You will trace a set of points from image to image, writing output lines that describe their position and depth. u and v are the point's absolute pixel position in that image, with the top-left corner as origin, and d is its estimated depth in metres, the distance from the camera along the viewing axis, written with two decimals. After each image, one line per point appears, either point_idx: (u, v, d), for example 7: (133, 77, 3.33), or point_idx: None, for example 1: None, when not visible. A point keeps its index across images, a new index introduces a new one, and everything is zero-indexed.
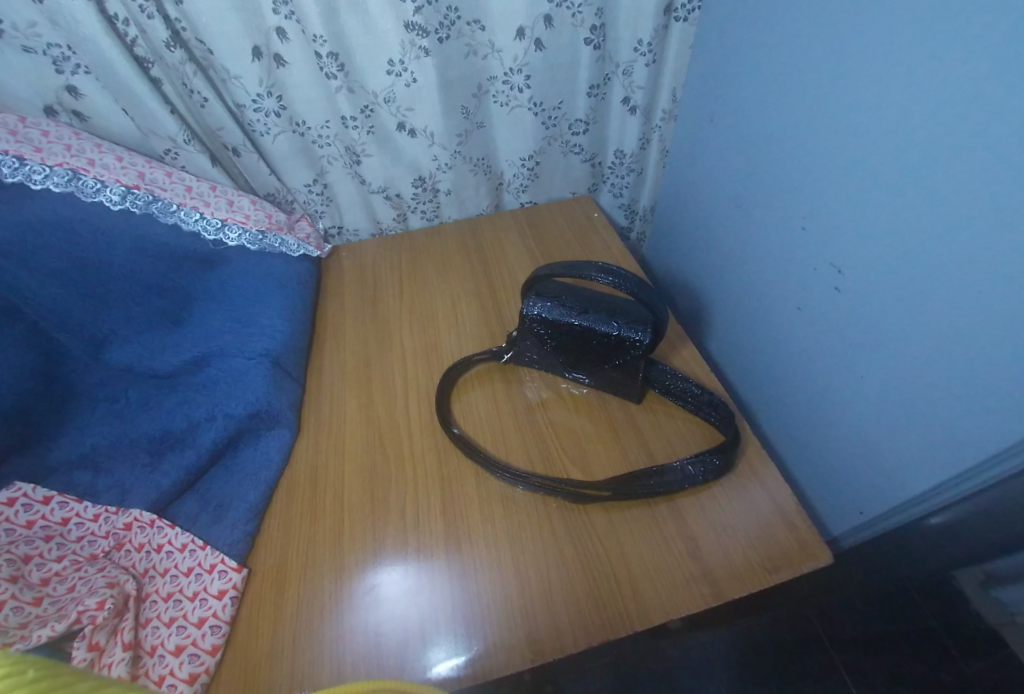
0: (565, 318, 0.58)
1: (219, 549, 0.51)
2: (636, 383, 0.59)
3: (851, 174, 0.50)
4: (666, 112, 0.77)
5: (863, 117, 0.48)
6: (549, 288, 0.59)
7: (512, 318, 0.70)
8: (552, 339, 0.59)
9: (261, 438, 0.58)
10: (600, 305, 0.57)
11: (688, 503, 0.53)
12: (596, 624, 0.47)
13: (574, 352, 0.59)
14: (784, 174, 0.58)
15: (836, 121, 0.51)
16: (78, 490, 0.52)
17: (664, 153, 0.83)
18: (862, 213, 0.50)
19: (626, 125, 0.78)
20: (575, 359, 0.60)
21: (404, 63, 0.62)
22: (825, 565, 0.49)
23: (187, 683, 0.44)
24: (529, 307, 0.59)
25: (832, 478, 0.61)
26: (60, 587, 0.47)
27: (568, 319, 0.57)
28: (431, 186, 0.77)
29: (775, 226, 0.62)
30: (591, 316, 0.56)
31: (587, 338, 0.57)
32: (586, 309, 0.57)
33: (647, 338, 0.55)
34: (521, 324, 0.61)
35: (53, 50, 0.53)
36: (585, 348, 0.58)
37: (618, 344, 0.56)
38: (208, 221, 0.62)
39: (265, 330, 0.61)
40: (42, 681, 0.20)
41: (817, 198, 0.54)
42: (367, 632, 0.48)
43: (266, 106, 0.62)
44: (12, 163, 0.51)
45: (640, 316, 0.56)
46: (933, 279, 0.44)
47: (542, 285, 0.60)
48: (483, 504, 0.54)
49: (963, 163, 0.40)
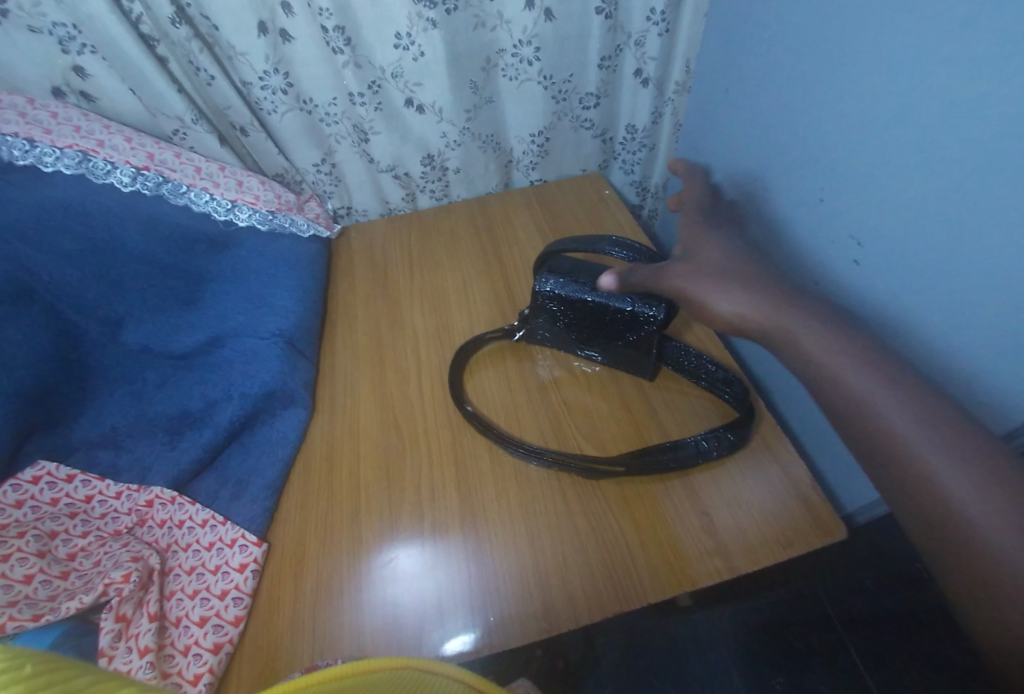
0: (579, 293, 0.57)
1: (239, 524, 0.52)
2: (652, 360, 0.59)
3: (871, 144, 0.48)
4: (680, 84, 0.75)
5: (884, 83, 0.46)
6: (563, 264, 0.59)
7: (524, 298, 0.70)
8: (566, 315, 0.59)
9: (276, 417, 0.59)
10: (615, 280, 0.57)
11: (702, 478, 0.53)
12: (610, 596, 0.47)
13: (588, 328, 0.59)
14: (801, 146, 0.57)
15: (855, 90, 0.49)
16: (101, 468, 0.53)
17: (677, 126, 0.81)
18: (881, 185, 0.48)
19: (638, 98, 0.76)
20: (589, 334, 0.60)
21: (412, 36, 0.61)
22: (840, 540, 0.49)
23: (211, 653, 0.45)
24: (542, 282, 0.58)
25: (846, 456, 0.61)
26: (87, 562, 0.48)
27: (582, 295, 0.57)
28: (440, 164, 0.76)
29: (791, 201, 0.60)
30: (605, 292, 0.56)
31: (601, 314, 0.57)
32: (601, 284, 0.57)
33: (662, 314, 0.54)
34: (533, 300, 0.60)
35: (59, 30, 0.52)
36: (599, 324, 0.58)
37: (633, 320, 0.56)
38: (219, 202, 0.62)
39: (278, 311, 0.61)
40: (36, 677, 0.21)
41: (835, 171, 0.53)
42: (385, 605, 0.49)
43: (273, 84, 0.61)
44: (23, 146, 0.52)
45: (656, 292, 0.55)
46: (955, 252, 0.43)
47: (555, 261, 0.59)
48: (497, 481, 0.55)
49: (984, 133, 0.39)
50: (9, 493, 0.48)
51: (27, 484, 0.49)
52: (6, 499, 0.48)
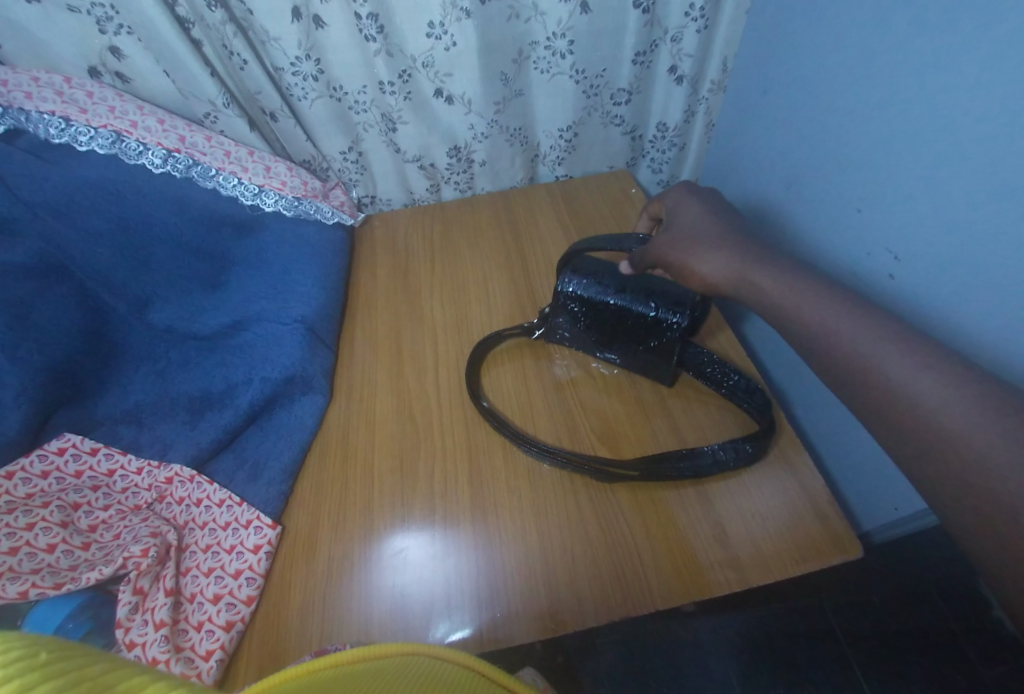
0: (601, 295, 0.57)
1: (255, 506, 0.53)
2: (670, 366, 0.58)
3: (915, 153, 0.46)
4: (715, 83, 0.73)
5: (930, 93, 0.44)
6: (587, 265, 0.58)
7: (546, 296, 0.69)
8: (586, 317, 0.59)
9: (295, 402, 0.60)
10: (639, 285, 0.56)
11: (716, 488, 0.53)
12: (618, 599, 0.47)
13: (608, 331, 0.58)
14: (839, 153, 0.55)
15: (899, 98, 0.47)
16: (124, 443, 0.54)
17: (710, 125, 0.79)
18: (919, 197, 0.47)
19: (671, 96, 0.75)
20: (608, 337, 0.59)
21: (445, 25, 0.60)
22: (855, 559, 0.48)
23: (224, 630, 0.46)
24: (565, 282, 0.58)
25: (868, 472, 0.59)
26: (107, 534, 0.50)
27: (605, 296, 0.57)
28: (466, 156, 0.76)
29: (823, 209, 0.59)
30: (628, 295, 0.56)
31: (622, 317, 0.56)
32: (623, 287, 0.56)
33: (685, 321, 0.54)
34: (556, 299, 0.60)
35: (97, 10, 0.53)
36: (619, 327, 0.57)
37: (655, 326, 0.55)
38: (246, 187, 0.62)
39: (300, 297, 0.62)
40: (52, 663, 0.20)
41: (874, 181, 0.51)
42: (394, 593, 0.49)
43: (304, 70, 0.61)
44: (59, 124, 0.53)
45: (679, 300, 0.54)
46: (998, 269, 0.41)
47: (580, 262, 0.59)
48: (510, 477, 0.55)
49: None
50: (36, 463, 0.50)
51: (52, 454, 0.51)
52: (33, 469, 0.50)
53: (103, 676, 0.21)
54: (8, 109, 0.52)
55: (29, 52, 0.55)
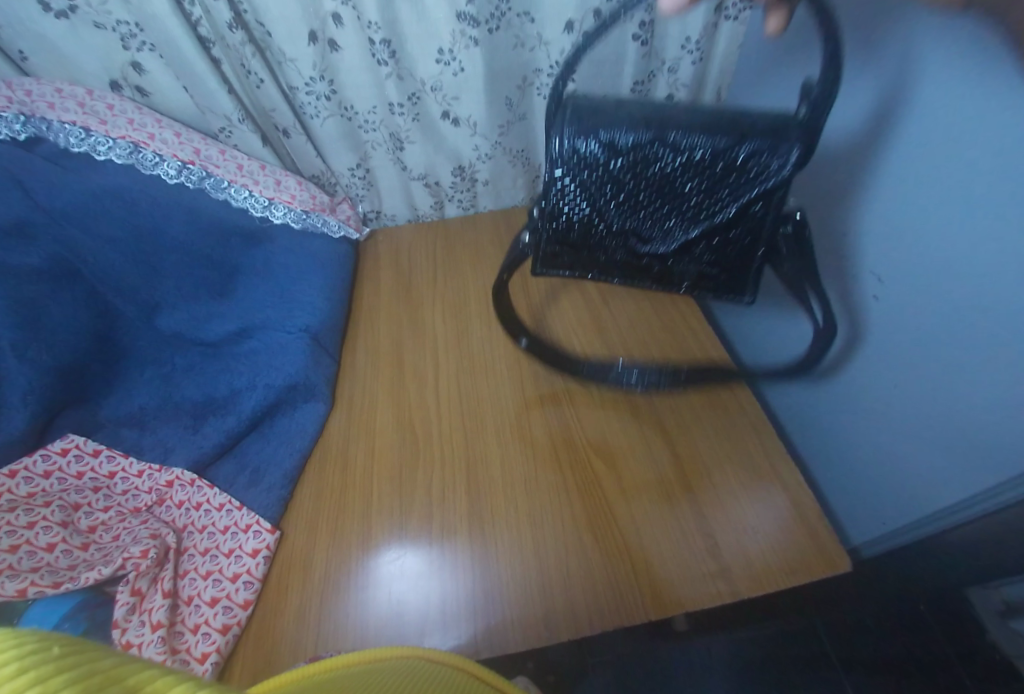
0: (639, 141, 0.46)
1: (254, 510, 0.53)
2: (763, 208, 0.46)
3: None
4: None
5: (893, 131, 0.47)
6: (603, 110, 0.46)
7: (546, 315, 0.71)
8: (624, 165, 0.47)
9: (296, 409, 0.61)
10: (678, 116, 0.45)
11: (709, 500, 0.54)
12: (611, 609, 0.48)
13: (656, 184, 0.47)
14: (817, 181, 0.56)
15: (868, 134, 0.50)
16: (126, 446, 0.55)
17: None
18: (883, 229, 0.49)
19: None
20: (663, 197, 0.47)
21: (454, 52, 0.63)
22: (842, 573, 0.49)
23: (220, 633, 0.46)
24: (561, 136, 0.47)
25: (856, 489, 0.61)
26: (106, 535, 0.51)
27: (621, 136, 0.46)
28: (470, 176, 0.79)
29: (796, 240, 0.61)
30: (653, 129, 0.45)
31: (644, 164, 0.46)
32: (666, 134, 0.45)
33: (723, 146, 0.44)
34: (575, 162, 0.48)
35: (122, 27, 0.55)
36: (660, 177, 0.46)
37: (714, 151, 0.44)
38: (256, 199, 0.64)
39: (304, 307, 0.63)
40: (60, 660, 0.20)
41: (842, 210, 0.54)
42: (389, 600, 0.49)
43: (318, 90, 0.64)
44: (80, 134, 0.55)
45: (748, 128, 0.44)
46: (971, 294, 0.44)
47: (585, 101, 0.47)
48: (506, 487, 0.56)
49: (1004, 182, 0.38)
50: (39, 462, 0.51)
51: (55, 454, 0.52)
52: (36, 468, 0.51)
53: (114, 669, 0.20)
54: (30, 118, 0.54)
55: (53, 65, 0.58)
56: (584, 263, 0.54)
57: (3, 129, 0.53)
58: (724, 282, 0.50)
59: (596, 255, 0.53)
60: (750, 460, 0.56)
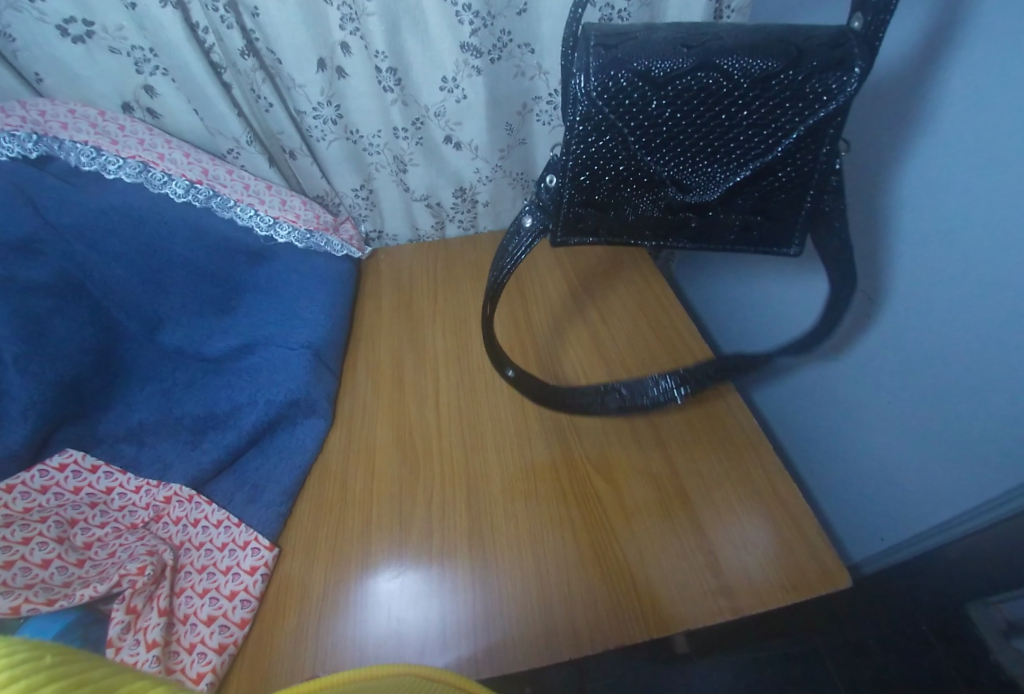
0: (681, 69, 0.39)
1: (253, 527, 0.53)
2: (821, 144, 0.40)
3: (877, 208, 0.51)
4: None
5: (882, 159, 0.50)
6: (638, 39, 0.40)
7: (544, 333, 0.72)
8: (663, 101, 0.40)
9: (297, 425, 0.61)
10: (720, 39, 0.39)
11: (709, 517, 0.54)
12: (613, 627, 0.47)
13: (701, 120, 0.40)
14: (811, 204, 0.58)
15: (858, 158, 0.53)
16: (124, 462, 0.55)
17: None
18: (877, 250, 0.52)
19: None
20: (707, 137, 0.41)
21: (457, 81, 0.66)
22: (843, 589, 0.49)
23: (216, 653, 0.46)
24: (588, 70, 0.40)
25: (855, 504, 0.62)
26: (102, 551, 0.51)
27: (660, 66, 0.39)
28: (470, 197, 0.81)
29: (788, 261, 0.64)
30: (698, 54, 0.39)
31: (689, 97, 0.40)
32: (711, 60, 0.39)
33: (778, 69, 0.38)
34: (607, 95, 0.40)
35: (136, 52, 0.57)
36: (706, 111, 0.40)
37: (767, 74, 0.38)
38: (262, 218, 0.65)
39: (306, 324, 0.64)
40: (56, 667, 0.20)
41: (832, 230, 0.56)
42: (388, 619, 0.49)
43: (325, 115, 0.66)
44: (91, 153, 0.56)
45: (804, 45, 0.38)
46: (956, 312, 0.46)
47: (611, 32, 0.40)
48: (507, 504, 0.56)
49: (1002, 201, 0.41)
50: (37, 477, 0.52)
51: (53, 470, 0.52)
52: (33, 483, 0.51)
53: (105, 680, 0.20)
54: (42, 137, 0.55)
55: (66, 87, 0.59)
56: (612, 227, 0.46)
57: (16, 147, 0.54)
58: (767, 230, 0.45)
59: (624, 212, 0.46)
60: (750, 476, 0.56)
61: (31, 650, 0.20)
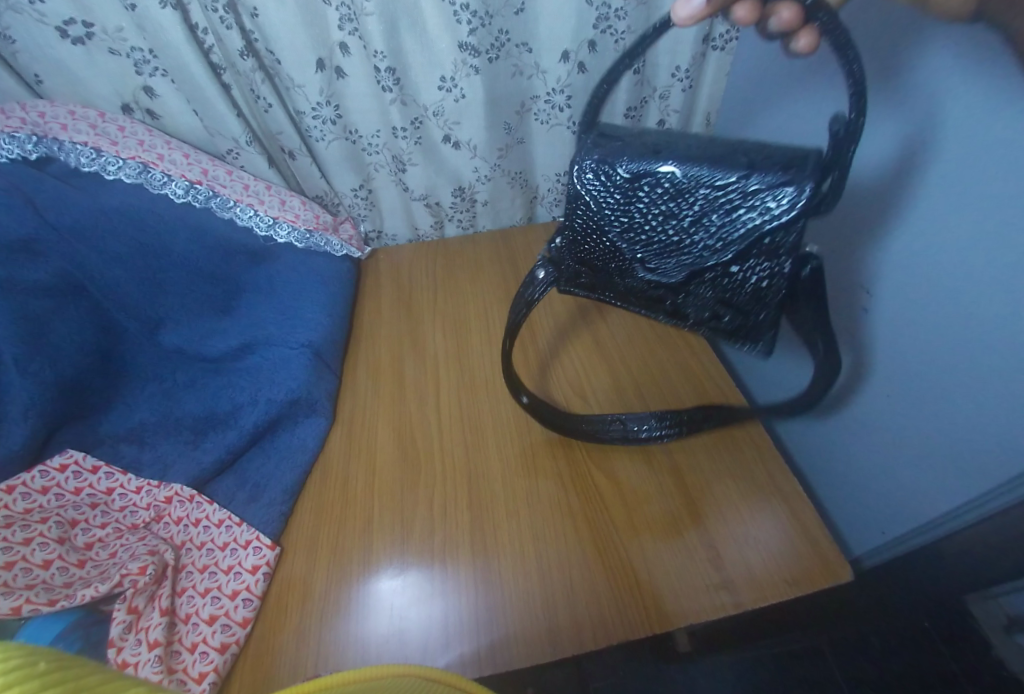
0: (652, 170, 0.42)
1: (254, 526, 0.53)
2: (783, 260, 0.39)
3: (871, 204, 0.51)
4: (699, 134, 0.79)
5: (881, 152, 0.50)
6: (626, 141, 0.44)
7: (546, 337, 0.71)
8: (626, 200, 0.43)
9: (298, 424, 0.61)
10: (689, 146, 0.41)
11: (710, 512, 0.54)
12: (615, 623, 0.47)
13: (665, 214, 0.42)
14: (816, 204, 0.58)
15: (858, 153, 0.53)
16: (124, 462, 0.55)
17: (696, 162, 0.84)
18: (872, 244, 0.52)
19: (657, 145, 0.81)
20: (669, 230, 0.42)
21: (455, 80, 0.66)
22: (846, 583, 0.49)
23: (217, 652, 0.46)
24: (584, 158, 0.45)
25: (858, 499, 0.62)
26: (103, 552, 0.51)
27: (632, 168, 0.43)
28: (469, 197, 0.81)
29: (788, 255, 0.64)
30: (662, 156, 0.42)
31: (652, 193, 0.42)
32: (673, 164, 0.41)
33: (729, 177, 0.39)
34: (597, 182, 0.44)
35: (135, 53, 0.57)
36: (669, 207, 0.42)
37: (725, 183, 0.39)
38: (262, 218, 0.65)
39: (306, 323, 0.64)
40: (51, 674, 0.19)
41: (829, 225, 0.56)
42: (391, 617, 0.49)
43: (324, 115, 0.66)
44: (90, 155, 0.56)
45: (764, 160, 0.38)
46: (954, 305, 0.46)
47: (613, 131, 0.45)
48: (508, 502, 0.55)
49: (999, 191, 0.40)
50: (38, 478, 0.51)
51: (54, 471, 0.52)
52: (34, 484, 0.51)
53: (100, 687, 0.20)
54: (43, 138, 0.55)
55: (66, 89, 0.59)
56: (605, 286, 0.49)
57: (15, 149, 0.54)
58: (742, 326, 0.44)
59: (616, 283, 0.48)
60: (751, 472, 0.56)
61: (25, 657, 0.19)
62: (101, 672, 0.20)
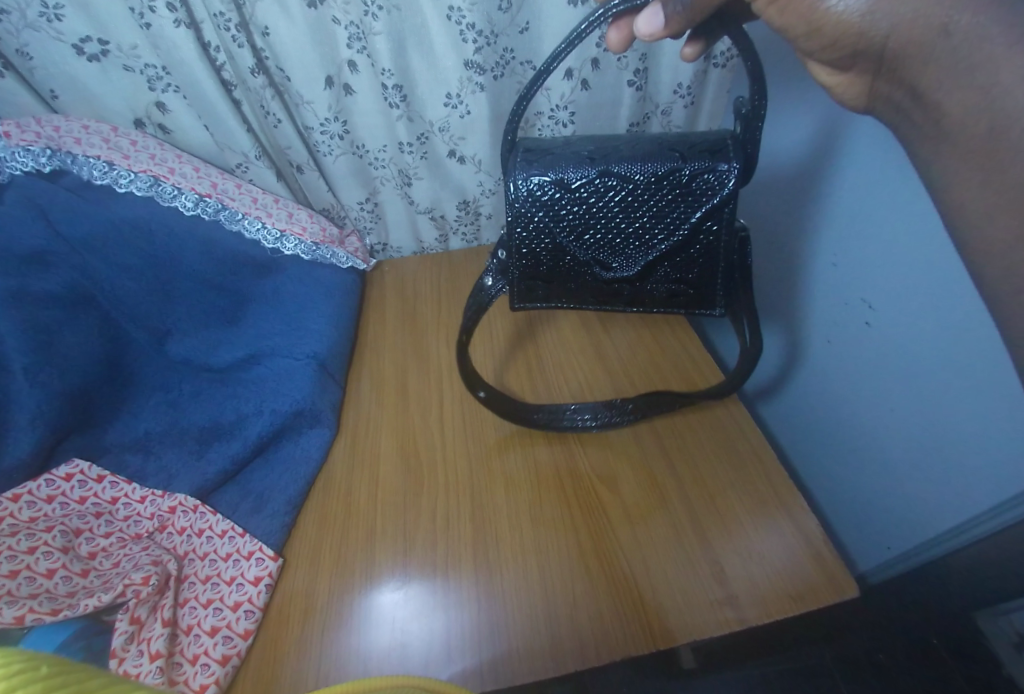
0: (588, 174, 0.47)
1: (258, 537, 0.53)
2: (719, 224, 0.47)
3: (873, 194, 0.51)
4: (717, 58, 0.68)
5: (871, 165, 0.50)
6: (614, 148, 0.49)
7: (552, 365, 0.70)
8: (569, 194, 0.48)
9: (302, 435, 0.61)
10: (621, 152, 0.48)
11: (713, 526, 0.54)
12: (619, 637, 0.47)
13: (608, 211, 0.48)
14: (797, 241, 0.62)
15: (850, 170, 0.53)
16: (129, 472, 0.56)
17: (728, 48, 0.67)
18: (874, 257, 0.52)
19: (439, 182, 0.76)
20: (616, 217, 0.48)
21: (461, 97, 0.67)
22: (852, 599, 0.48)
23: (219, 664, 0.46)
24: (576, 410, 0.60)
25: (863, 510, 0.62)
26: (106, 562, 0.51)
27: (592, 166, 0.48)
28: (474, 211, 0.82)
29: (792, 265, 0.64)
30: (604, 161, 0.48)
31: (603, 199, 0.48)
32: (609, 167, 0.47)
33: (734, 165, 0.45)
34: (538, 199, 0.48)
35: (149, 70, 0.58)
36: (600, 188, 0.47)
37: (659, 176, 0.46)
38: (269, 231, 0.66)
39: (313, 335, 0.65)
40: (53, 678, 0.19)
41: (841, 233, 0.55)
42: (393, 630, 0.48)
43: (332, 130, 0.67)
44: (103, 168, 0.58)
45: (690, 150, 0.46)
46: (948, 327, 0.47)
47: (542, 147, 0.50)
48: (512, 515, 0.55)
49: None
50: (43, 487, 0.52)
51: (59, 480, 0.53)
52: (39, 492, 0.52)
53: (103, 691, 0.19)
54: (56, 152, 0.56)
55: (82, 105, 0.61)
56: (552, 293, 0.54)
57: (30, 162, 0.55)
58: (694, 297, 0.51)
59: (567, 282, 0.52)
60: (754, 487, 0.56)
61: (26, 663, 0.19)
62: (101, 678, 0.20)
